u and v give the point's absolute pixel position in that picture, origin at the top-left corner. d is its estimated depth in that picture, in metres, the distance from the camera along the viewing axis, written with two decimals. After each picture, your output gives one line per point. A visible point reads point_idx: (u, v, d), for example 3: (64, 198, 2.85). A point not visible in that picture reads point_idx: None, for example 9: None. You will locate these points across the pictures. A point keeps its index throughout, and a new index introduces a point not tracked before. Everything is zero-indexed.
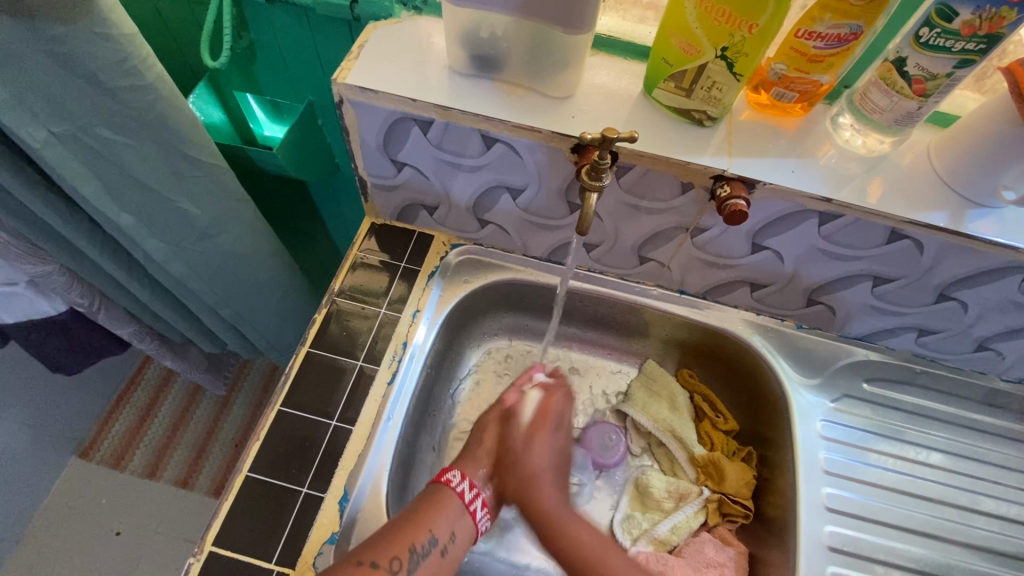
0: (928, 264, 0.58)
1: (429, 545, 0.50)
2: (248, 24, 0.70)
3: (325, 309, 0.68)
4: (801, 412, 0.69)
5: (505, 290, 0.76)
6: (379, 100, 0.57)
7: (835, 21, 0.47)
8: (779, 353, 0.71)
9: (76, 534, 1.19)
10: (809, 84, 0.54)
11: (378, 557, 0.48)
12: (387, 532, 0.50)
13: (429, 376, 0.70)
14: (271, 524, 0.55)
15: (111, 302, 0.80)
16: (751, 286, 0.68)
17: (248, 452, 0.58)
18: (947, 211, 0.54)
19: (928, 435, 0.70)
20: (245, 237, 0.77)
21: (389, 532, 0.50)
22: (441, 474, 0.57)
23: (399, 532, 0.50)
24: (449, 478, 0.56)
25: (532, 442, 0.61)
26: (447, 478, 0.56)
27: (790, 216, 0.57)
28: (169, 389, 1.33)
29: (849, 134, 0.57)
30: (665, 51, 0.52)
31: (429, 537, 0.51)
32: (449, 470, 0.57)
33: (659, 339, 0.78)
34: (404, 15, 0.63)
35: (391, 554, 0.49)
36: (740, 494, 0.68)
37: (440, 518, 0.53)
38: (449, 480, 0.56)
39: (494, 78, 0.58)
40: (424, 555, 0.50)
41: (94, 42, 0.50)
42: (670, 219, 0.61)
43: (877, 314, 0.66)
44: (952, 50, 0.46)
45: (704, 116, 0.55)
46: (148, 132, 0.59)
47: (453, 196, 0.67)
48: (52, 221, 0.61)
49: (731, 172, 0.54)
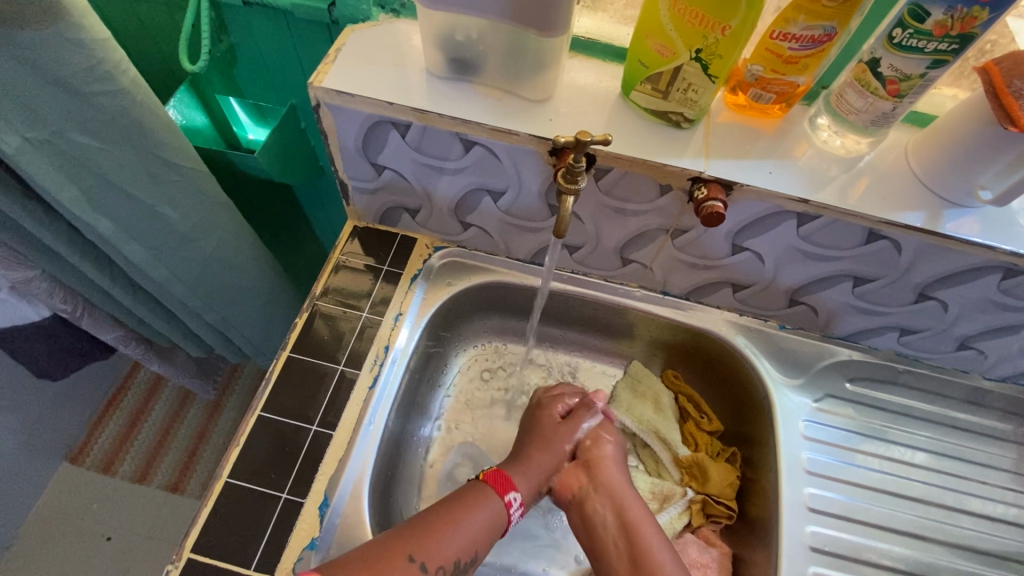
0: (906, 264, 0.58)
1: (469, 560, 0.53)
2: (227, 27, 0.69)
3: (307, 312, 0.68)
4: (784, 412, 0.69)
5: (489, 292, 0.75)
6: (357, 103, 0.56)
7: (809, 22, 0.47)
8: (763, 354, 0.71)
9: (66, 539, 1.19)
10: (786, 85, 0.54)
11: (426, 560, 0.49)
12: (438, 532, 0.52)
13: (412, 380, 0.70)
14: (250, 530, 0.55)
15: (95, 307, 0.80)
16: (733, 286, 0.68)
17: (227, 458, 0.58)
18: (924, 212, 0.54)
19: (913, 435, 0.70)
20: (228, 241, 0.77)
21: (439, 531, 0.52)
22: (504, 490, 0.58)
23: (447, 534, 0.52)
24: (510, 500, 0.58)
25: (599, 439, 0.65)
26: (509, 499, 0.58)
27: (769, 217, 0.57)
28: (159, 394, 1.33)
29: (827, 136, 0.57)
30: (642, 53, 0.52)
31: (473, 551, 0.53)
32: (512, 489, 0.59)
33: (644, 340, 0.78)
34: (382, 17, 0.62)
35: (439, 561, 0.50)
36: (723, 494, 0.69)
37: (488, 529, 0.55)
38: (511, 502, 0.58)
39: (472, 80, 0.58)
40: (463, 566, 0.52)
41: (64, 46, 0.49)
42: (651, 221, 0.61)
43: (860, 314, 0.66)
44: (925, 51, 0.46)
45: (681, 118, 0.55)
46: (125, 138, 0.58)
47: (434, 198, 0.67)
48: (30, 226, 0.60)
49: (709, 174, 0.54)
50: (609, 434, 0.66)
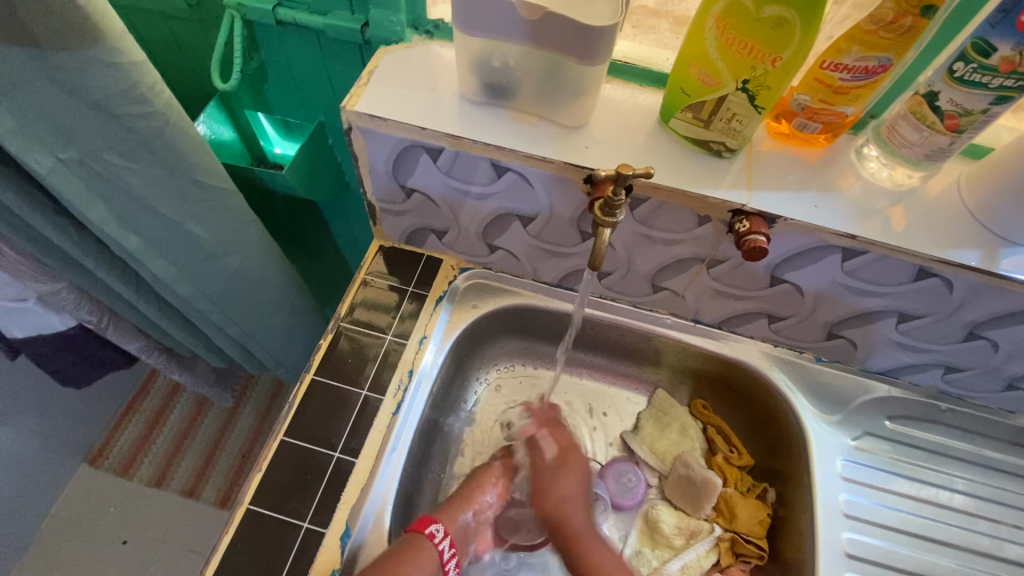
0: (957, 301, 0.55)
1: None
2: (259, 45, 0.69)
3: (332, 334, 0.66)
4: (820, 449, 0.67)
5: (514, 315, 0.74)
6: (388, 127, 0.55)
7: (863, 53, 0.46)
8: (798, 388, 0.68)
9: (83, 541, 1.19)
10: (835, 115, 0.52)
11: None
12: None
13: (435, 404, 0.69)
14: (272, 559, 0.54)
15: (120, 318, 0.80)
16: (769, 317, 0.65)
17: (249, 484, 0.57)
18: (979, 250, 0.51)
19: (950, 476, 0.67)
20: (253, 258, 0.76)
21: None
22: (423, 526, 0.56)
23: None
24: (432, 532, 0.56)
25: (556, 476, 0.64)
26: (430, 532, 0.55)
27: (812, 251, 0.55)
28: (178, 399, 1.33)
29: (874, 167, 0.55)
30: (684, 81, 0.51)
31: None
32: (431, 522, 0.57)
33: (672, 367, 0.76)
34: (416, 38, 0.62)
35: None
36: (753, 533, 0.67)
37: None
38: (432, 535, 0.55)
39: (506, 106, 0.57)
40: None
41: (101, 69, 0.49)
42: (687, 249, 0.59)
43: (902, 350, 0.64)
44: (989, 86, 0.44)
45: (723, 147, 0.53)
46: (156, 157, 0.58)
47: (462, 220, 0.66)
48: (60, 242, 0.60)
49: (751, 207, 0.52)
50: (572, 469, 0.65)
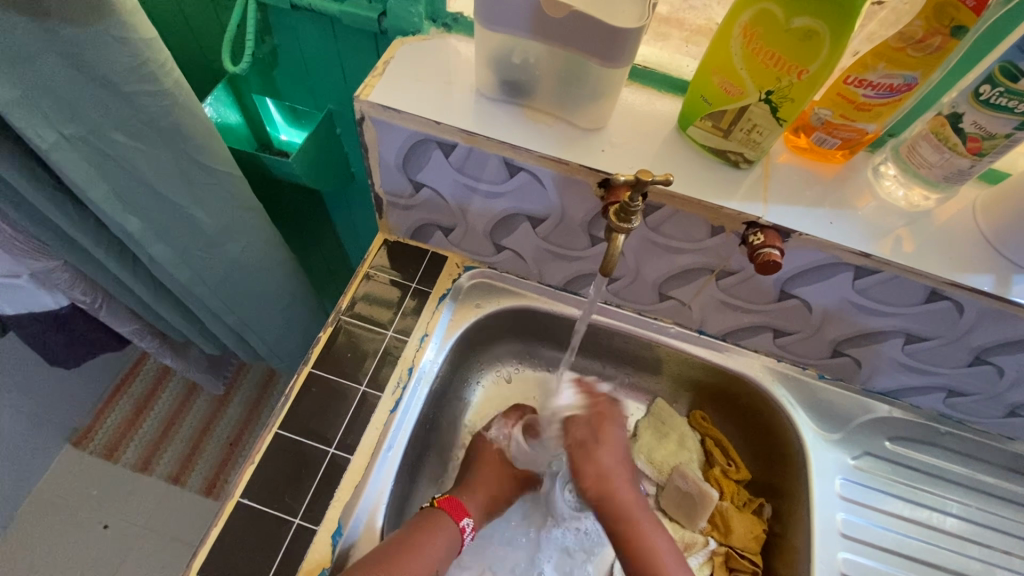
0: (966, 326, 0.55)
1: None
2: (273, 29, 0.68)
3: (331, 327, 0.65)
4: (820, 470, 0.66)
5: (517, 317, 0.73)
6: (402, 119, 0.54)
7: (889, 70, 0.46)
8: (800, 405, 0.68)
9: (64, 523, 1.17)
10: (854, 132, 0.51)
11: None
12: (403, 555, 0.53)
13: (434, 404, 0.68)
14: (260, 556, 0.53)
15: (115, 299, 0.78)
16: (775, 332, 0.65)
17: (241, 477, 0.56)
18: (992, 275, 0.51)
19: (945, 500, 0.67)
20: (255, 246, 0.75)
21: (405, 553, 0.54)
22: (456, 514, 0.61)
23: (415, 555, 0.54)
24: (463, 525, 0.61)
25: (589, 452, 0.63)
26: (462, 525, 0.61)
27: (825, 267, 0.54)
28: (166, 384, 1.31)
29: (891, 185, 0.54)
30: (705, 89, 0.50)
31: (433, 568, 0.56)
32: (464, 515, 0.62)
33: (672, 376, 0.75)
34: (433, 31, 0.61)
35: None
36: (748, 548, 0.66)
37: (446, 552, 0.58)
38: (463, 526, 0.61)
39: (523, 104, 0.56)
40: None
41: (111, 45, 0.47)
42: (698, 259, 0.58)
43: (906, 371, 0.63)
44: (1013, 111, 0.43)
45: (740, 158, 0.52)
46: (161, 138, 0.56)
47: (469, 218, 0.65)
48: (58, 219, 0.59)
49: (767, 220, 0.51)
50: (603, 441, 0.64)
